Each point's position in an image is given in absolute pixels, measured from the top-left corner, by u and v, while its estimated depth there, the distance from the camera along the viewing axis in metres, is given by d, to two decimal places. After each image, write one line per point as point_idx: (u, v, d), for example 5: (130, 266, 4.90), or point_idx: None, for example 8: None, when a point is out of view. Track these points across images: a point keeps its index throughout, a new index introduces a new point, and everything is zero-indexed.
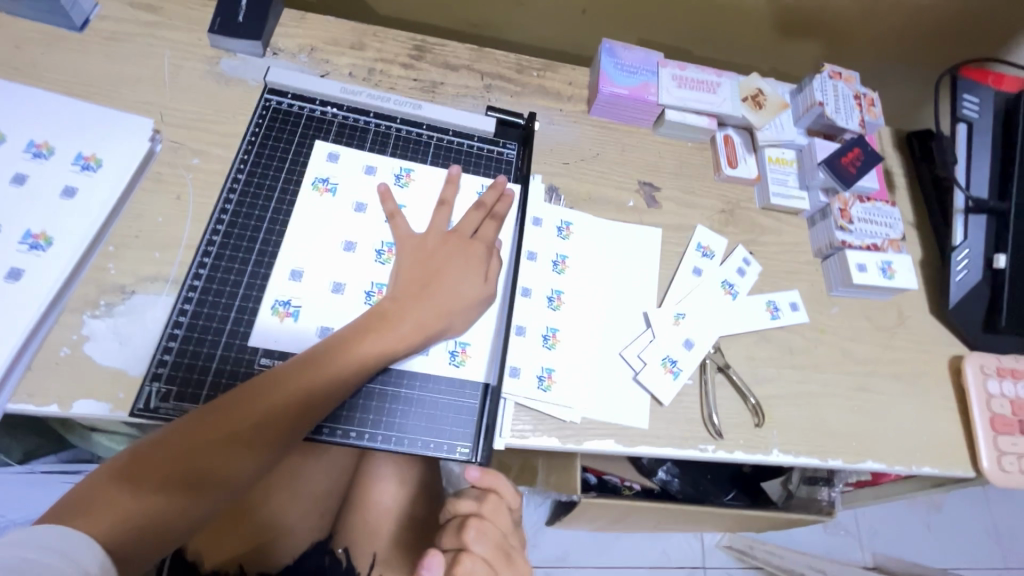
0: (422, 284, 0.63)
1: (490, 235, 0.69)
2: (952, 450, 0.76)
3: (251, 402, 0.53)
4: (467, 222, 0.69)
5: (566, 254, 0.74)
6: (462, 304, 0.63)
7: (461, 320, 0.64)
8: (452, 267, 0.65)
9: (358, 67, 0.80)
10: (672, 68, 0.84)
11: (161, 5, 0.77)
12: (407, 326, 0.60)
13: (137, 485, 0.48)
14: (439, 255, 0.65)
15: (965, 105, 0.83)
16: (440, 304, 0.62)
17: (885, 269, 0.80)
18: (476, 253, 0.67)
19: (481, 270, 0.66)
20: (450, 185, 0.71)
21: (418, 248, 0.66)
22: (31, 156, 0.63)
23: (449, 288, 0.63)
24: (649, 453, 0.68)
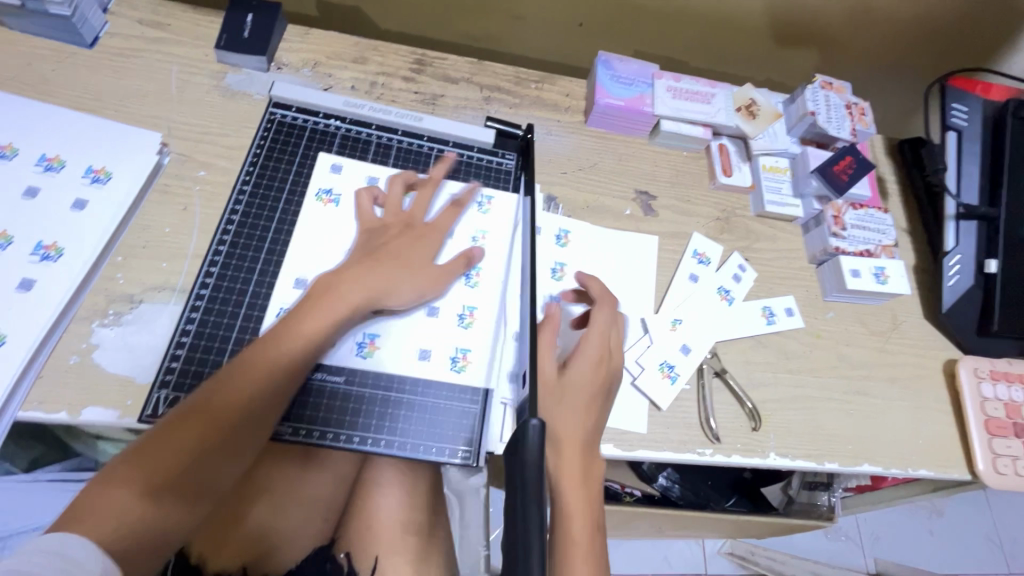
0: (370, 256, 0.65)
1: (447, 223, 0.70)
2: (948, 453, 0.77)
3: (224, 396, 0.55)
4: (421, 211, 0.70)
5: (564, 261, 0.76)
6: (410, 276, 0.65)
7: (407, 291, 0.64)
8: (400, 247, 0.66)
9: (360, 80, 0.82)
10: (667, 79, 0.86)
11: (168, 22, 0.79)
12: (349, 291, 0.61)
13: (131, 489, 0.48)
14: (388, 236, 0.67)
15: (954, 114, 0.85)
16: (387, 270, 0.64)
17: (879, 274, 0.81)
18: (428, 238, 0.68)
19: (433, 255, 0.68)
20: (417, 178, 0.73)
21: (373, 231, 0.68)
22: (42, 170, 0.64)
23: (395, 262, 0.65)
24: (648, 457, 0.69)
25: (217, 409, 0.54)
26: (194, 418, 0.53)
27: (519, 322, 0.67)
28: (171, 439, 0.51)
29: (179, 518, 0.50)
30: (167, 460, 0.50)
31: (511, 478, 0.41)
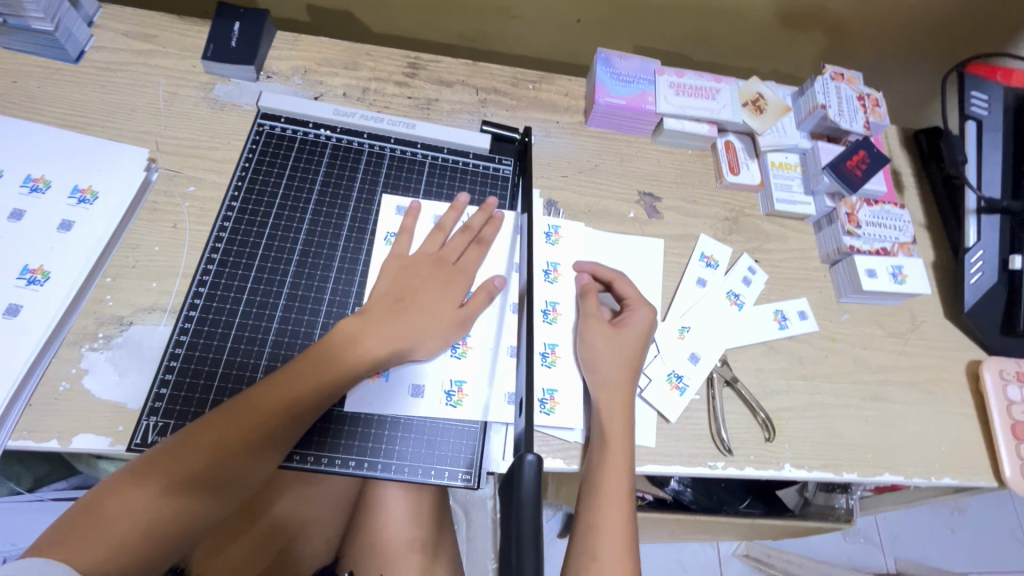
0: (397, 300, 0.62)
1: (474, 262, 0.68)
2: (973, 460, 0.74)
3: (240, 412, 0.54)
4: (451, 248, 0.68)
5: (560, 264, 0.73)
6: (436, 319, 0.62)
7: (434, 339, 0.62)
8: (432, 288, 0.64)
9: (352, 87, 0.80)
10: (670, 75, 0.83)
11: (155, 33, 0.78)
12: (373, 342, 0.59)
13: (136, 496, 0.49)
14: (417, 276, 0.64)
15: (974, 103, 0.81)
16: (417, 323, 0.61)
17: (896, 273, 0.78)
18: (456, 280, 0.66)
19: (459, 295, 0.65)
20: (452, 211, 0.70)
21: (400, 266, 0.65)
22: (28, 190, 0.63)
23: (423, 306, 0.62)
24: (657, 472, 0.66)
25: (252, 415, 0.54)
26: (207, 431, 0.52)
27: (596, 367, 0.65)
28: (206, 437, 0.52)
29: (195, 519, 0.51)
30: (198, 458, 0.51)
31: (505, 522, 0.36)
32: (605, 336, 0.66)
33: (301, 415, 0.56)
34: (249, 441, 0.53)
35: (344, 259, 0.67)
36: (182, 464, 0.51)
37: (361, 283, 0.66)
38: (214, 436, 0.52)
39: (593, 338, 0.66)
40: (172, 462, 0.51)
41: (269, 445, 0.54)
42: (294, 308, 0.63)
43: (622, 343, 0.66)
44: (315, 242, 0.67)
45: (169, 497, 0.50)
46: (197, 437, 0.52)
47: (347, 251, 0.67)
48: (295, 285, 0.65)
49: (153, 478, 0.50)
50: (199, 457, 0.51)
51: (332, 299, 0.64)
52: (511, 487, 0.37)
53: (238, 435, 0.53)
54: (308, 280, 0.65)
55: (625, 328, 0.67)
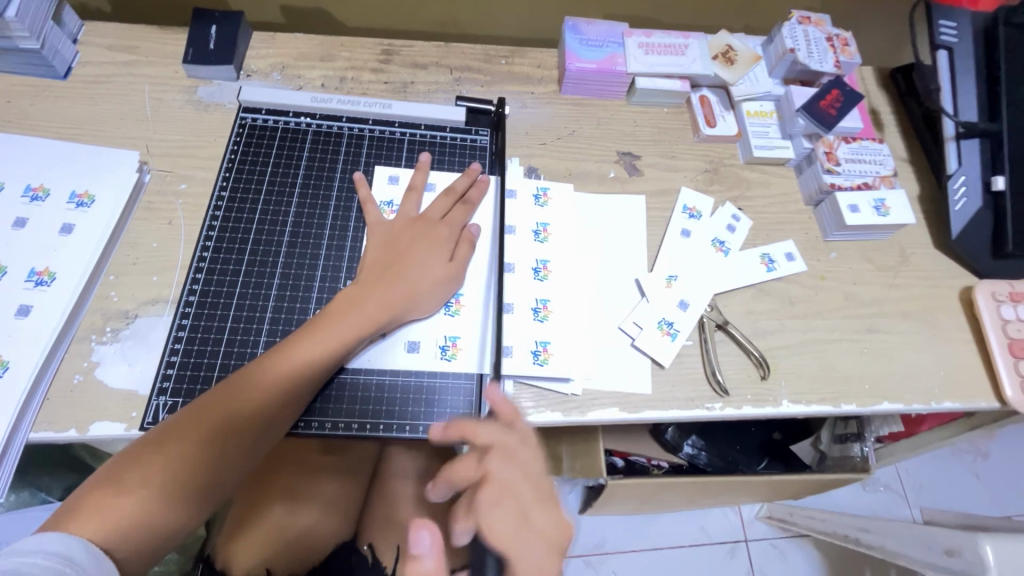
0: (389, 264, 0.65)
1: (461, 219, 0.70)
2: (973, 383, 0.74)
3: (239, 393, 0.56)
4: (437, 206, 0.70)
5: (548, 222, 0.75)
6: (427, 281, 0.64)
7: (429, 297, 0.64)
8: (421, 249, 0.66)
9: (330, 77, 0.82)
10: (637, 36, 0.84)
11: (137, 45, 0.81)
12: (370, 305, 0.61)
13: (140, 477, 0.51)
14: (405, 239, 0.67)
15: (943, 31, 0.81)
16: (408, 284, 0.63)
17: (879, 206, 0.78)
18: (444, 237, 0.68)
19: (447, 251, 0.67)
20: (422, 172, 0.72)
21: (390, 233, 0.67)
22: (28, 200, 0.66)
23: (414, 269, 0.64)
24: (656, 417, 0.67)
25: (262, 385, 0.56)
26: (205, 413, 0.54)
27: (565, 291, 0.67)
28: (221, 406, 0.55)
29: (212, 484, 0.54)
30: (216, 424, 0.54)
31: None
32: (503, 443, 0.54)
33: (312, 383, 0.59)
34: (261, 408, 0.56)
35: (333, 237, 0.69)
36: (198, 431, 0.53)
37: (350, 257, 0.68)
38: (228, 404, 0.55)
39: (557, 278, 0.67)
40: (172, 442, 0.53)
41: (280, 411, 0.57)
42: (288, 286, 0.66)
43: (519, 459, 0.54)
44: (303, 223, 0.69)
45: (188, 463, 0.53)
46: (210, 406, 0.55)
47: (334, 229, 0.70)
48: (287, 265, 0.67)
49: (173, 446, 0.52)
50: (217, 424, 0.54)
51: (323, 275, 0.67)
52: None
53: (252, 403, 0.56)
54: (299, 260, 0.67)
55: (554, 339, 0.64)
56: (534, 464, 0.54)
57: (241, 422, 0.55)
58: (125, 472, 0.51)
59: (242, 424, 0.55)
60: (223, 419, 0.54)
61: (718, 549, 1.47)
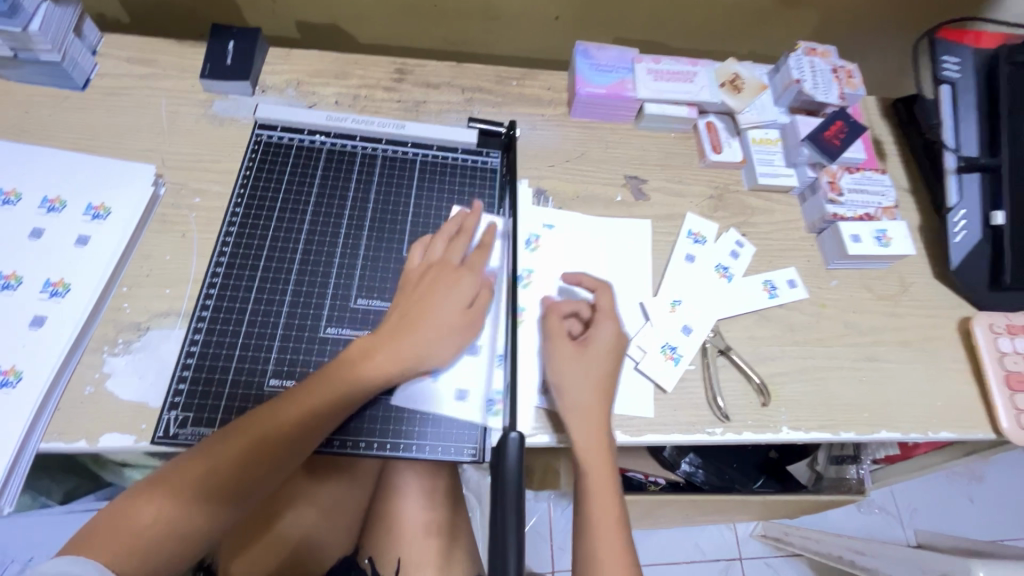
0: (408, 314, 0.63)
1: (479, 263, 0.68)
2: (970, 413, 0.75)
3: (254, 428, 0.57)
4: (453, 250, 0.69)
5: (551, 255, 0.75)
6: (447, 327, 0.63)
7: (449, 345, 0.63)
8: (438, 296, 0.64)
9: (343, 95, 0.84)
10: (647, 62, 0.86)
11: (155, 58, 0.82)
12: (384, 358, 0.61)
13: (154, 504, 0.52)
14: (424, 284, 0.66)
15: (946, 66, 0.83)
16: (426, 334, 0.63)
17: (881, 237, 0.80)
18: (465, 280, 0.66)
19: (468, 297, 0.65)
20: (451, 218, 0.71)
21: (406, 280, 0.66)
22: (45, 211, 0.67)
23: (434, 316, 0.63)
24: (657, 441, 0.68)
25: (273, 426, 0.57)
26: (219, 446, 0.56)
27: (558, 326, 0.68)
28: (235, 442, 0.56)
29: (216, 519, 0.55)
30: (222, 463, 0.55)
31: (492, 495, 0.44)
32: (573, 352, 0.66)
33: (320, 429, 0.59)
34: (268, 450, 0.56)
35: (344, 256, 0.70)
36: (210, 462, 0.55)
37: (361, 277, 0.69)
38: (243, 441, 0.56)
39: (559, 360, 0.66)
40: (185, 474, 0.54)
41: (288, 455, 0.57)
42: (299, 303, 0.67)
43: (589, 363, 0.65)
44: (316, 242, 0.70)
45: (196, 495, 0.54)
46: (222, 439, 0.56)
47: (349, 252, 0.70)
48: (299, 283, 0.68)
49: (184, 479, 0.54)
50: (220, 463, 0.55)
51: (334, 294, 0.68)
52: (497, 459, 0.45)
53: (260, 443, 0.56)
54: (312, 278, 0.68)
55: (590, 347, 0.66)
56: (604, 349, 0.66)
57: (253, 458, 0.56)
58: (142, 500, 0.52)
59: (254, 458, 0.56)
60: (231, 452, 0.55)
61: (712, 566, 1.47)
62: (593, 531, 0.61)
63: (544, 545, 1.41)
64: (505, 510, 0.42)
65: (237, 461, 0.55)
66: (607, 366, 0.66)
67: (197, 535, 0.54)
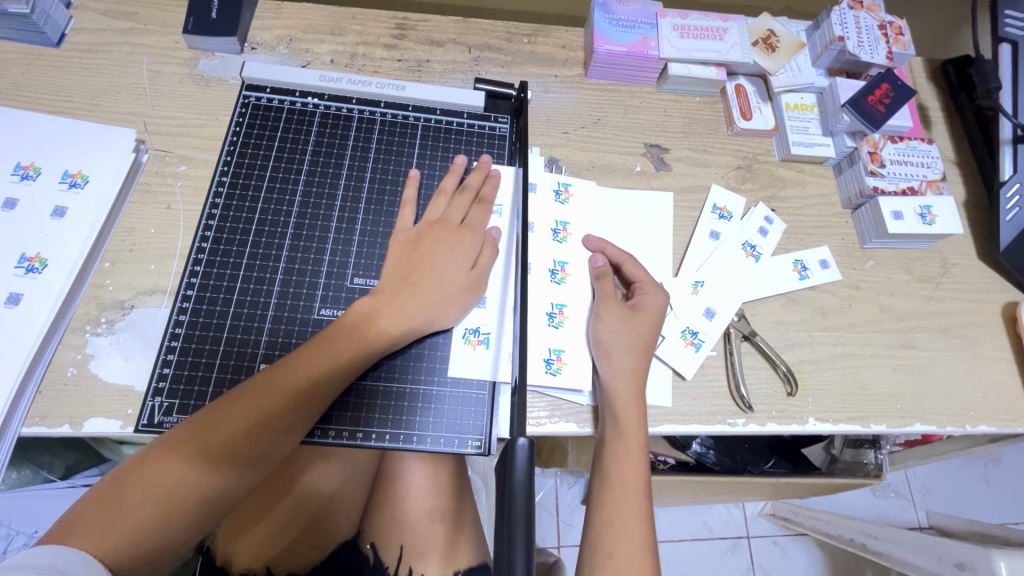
0: (408, 275, 0.60)
1: (480, 221, 0.65)
2: (1011, 405, 0.70)
3: (246, 402, 0.52)
4: (454, 209, 0.65)
5: (567, 221, 0.70)
6: (448, 292, 0.60)
7: (451, 310, 0.60)
8: (442, 256, 0.61)
9: (340, 53, 0.77)
10: (673, 16, 0.77)
11: (134, 11, 0.75)
12: (384, 324, 0.57)
13: (141, 486, 0.48)
14: (424, 246, 0.62)
15: (1009, 23, 0.75)
16: (429, 295, 0.59)
17: (925, 214, 0.73)
18: (466, 241, 0.63)
19: (470, 258, 0.62)
20: (451, 176, 0.67)
21: (407, 241, 0.63)
22: (19, 179, 0.62)
23: (435, 278, 0.60)
24: (675, 432, 0.64)
25: (269, 394, 0.53)
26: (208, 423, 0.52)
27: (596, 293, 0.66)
28: (225, 418, 0.52)
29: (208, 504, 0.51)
30: (216, 436, 0.51)
31: (497, 502, 0.39)
32: (621, 317, 0.62)
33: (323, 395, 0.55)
34: (266, 418, 0.52)
35: (340, 227, 0.65)
36: (199, 440, 0.51)
37: (359, 251, 0.64)
38: (233, 417, 0.52)
39: (609, 320, 0.63)
40: (174, 452, 0.50)
41: (290, 423, 0.53)
42: (291, 282, 0.62)
43: (636, 330, 0.62)
44: (310, 211, 0.65)
45: (186, 475, 0.50)
46: (212, 415, 0.52)
47: (342, 220, 0.65)
48: (291, 258, 0.63)
49: (176, 456, 0.50)
50: (215, 437, 0.51)
51: (329, 268, 0.63)
52: (505, 472, 0.40)
53: (256, 413, 0.52)
54: (305, 252, 0.63)
55: (638, 313, 0.63)
56: (647, 318, 0.63)
57: (244, 435, 0.52)
58: (129, 481, 0.49)
59: (247, 434, 0.52)
60: (222, 428, 0.51)
61: (719, 544, 1.46)
62: (627, 513, 0.56)
63: (550, 521, 1.40)
64: (512, 531, 0.36)
65: (227, 437, 0.51)
66: (649, 334, 0.62)
67: (187, 520, 0.49)
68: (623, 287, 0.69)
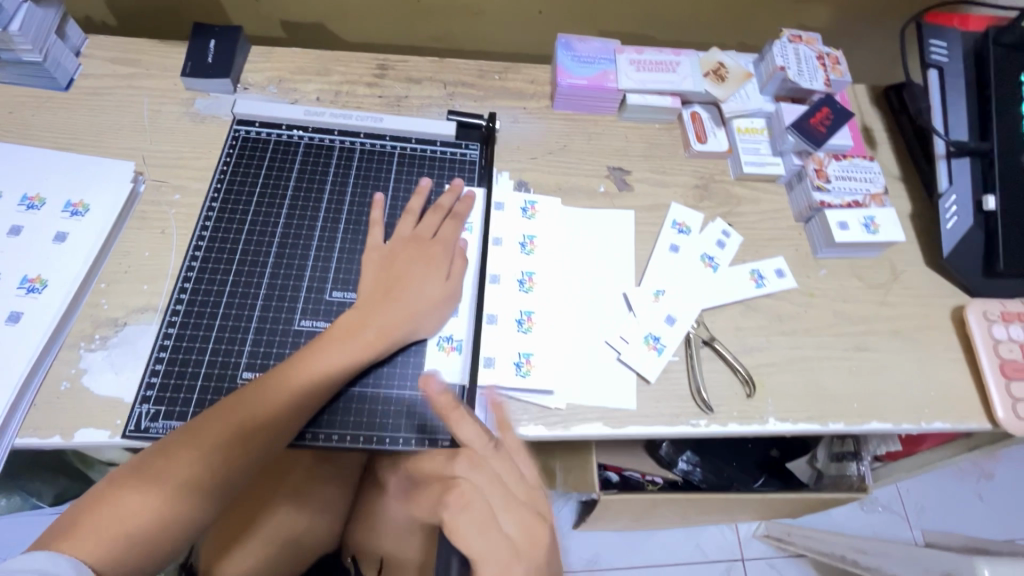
0: (385, 288, 0.65)
1: (452, 236, 0.70)
2: (964, 403, 0.73)
3: (235, 416, 0.55)
4: (427, 226, 0.70)
5: (534, 235, 0.75)
6: (426, 302, 0.65)
7: (428, 319, 0.65)
8: (401, 292, 0.64)
9: (325, 91, 0.84)
10: (629, 53, 0.85)
11: (137, 58, 0.83)
12: (368, 336, 0.61)
13: (133, 496, 0.51)
14: (402, 261, 0.67)
15: (934, 51, 0.82)
16: (391, 322, 0.63)
17: (869, 224, 0.78)
18: (438, 255, 0.68)
19: (443, 270, 0.67)
20: (418, 196, 0.73)
21: (381, 256, 0.67)
22: (25, 208, 0.68)
23: (412, 290, 0.64)
24: (640, 433, 0.67)
25: (240, 417, 0.55)
26: (197, 436, 0.54)
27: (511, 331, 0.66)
28: (216, 430, 0.55)
29: (195, 517, 0.53)
30: (205, 447, 0.54)
31: None
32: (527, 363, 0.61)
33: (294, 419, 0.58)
34: (236, 442, 0.55)
35: (322, 245, 0.70)
36: (189, 453, 0.53)
37: (338, 266, 0.69)
38: (223, 428, 0.55)
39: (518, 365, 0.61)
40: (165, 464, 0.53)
41: (276, 435, 0.57)
42: (274, 296, 0.66)
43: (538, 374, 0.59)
44: (293, 231, 0.70)
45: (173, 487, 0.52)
46: (202, 427, 0.55)
47: (323, 240, 0.70)
48: (274, 273, 0.68)
49: (164, 469, 0.53)
50: (202, 450, 0.54)
51: (310, 284, 0.68)
52: None
53: (243, 426, 0.55)
54: (287, 268, 0.68)
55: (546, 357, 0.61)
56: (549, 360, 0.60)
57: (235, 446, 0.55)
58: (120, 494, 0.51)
59: (236, 447, 0.55)
60: (213, 440, 0.54)
61: (714, 567, 1.44)
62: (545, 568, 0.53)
63: None
64: None
65: (213, 449, 0.54)
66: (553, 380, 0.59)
67: (175, 532, 0.52)
68: (588, 296, 0.73)
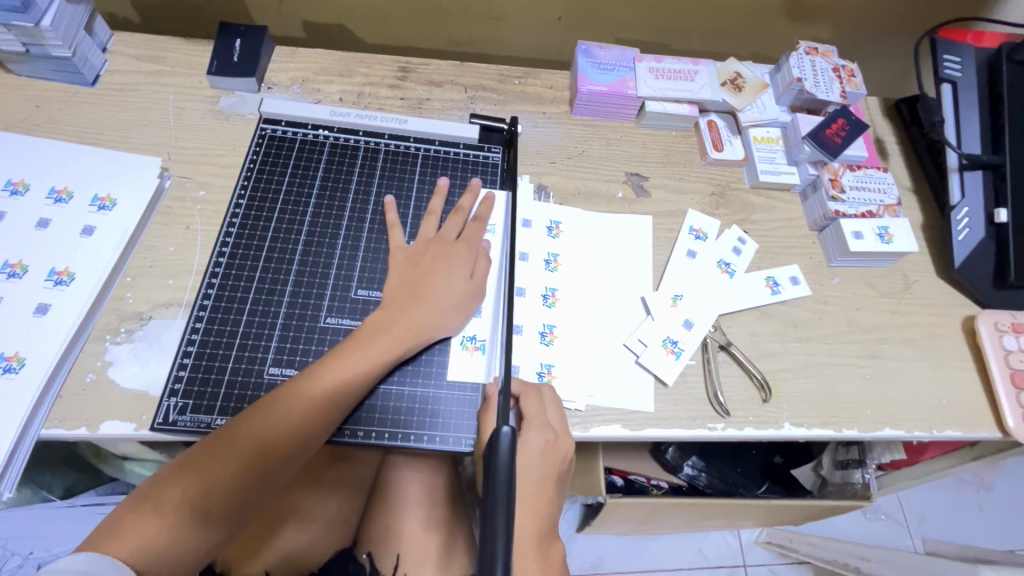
0: (413, 288, 0.66)
1: (475, 236, 0.71)
2: (974, 411, 0.74)
3: (268, 419, 0.56)
4: (450, 226, 0.71)
5: (559, 220, 0.78)
6: (452, 300, 0.66)
7: (455, 317, 0.66)
8: (405, 309, 0.64)
9: (348, 92, 0.85)
10: (648, 61, 0.87)
11: (163, 55, 0.83)
12: (396, 336, 0.62)
13: (171, 498, 0.52)
14: (426, 261, 0.68)
15: (947, 65, 0.84)
16: (395, 339, 0.62)
17: (882, 234, 0.79)
18: (462, 254, 0.69)
19: (467, 268, 0.68)
20: (438, 196, 0.74)
21: (407, 256, 0.69)
22: (52, 202, 0.68)
23: (439, 289, 0.65)
24: (658, 436, 0.68)
25: (245, 440, 0.55)
26: (232, 439, 0.55)
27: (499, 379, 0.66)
28: (249, 433, 0.55)
29: (229, 519, 0.54)
30: (240, 450, 0.55)
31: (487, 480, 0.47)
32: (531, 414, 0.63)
33: (303, 439, 0.57)
34: (259, 457, 0.55)
35: (347, 243, 0.71)
36: (223, 456, 0.54)
37: (364, 264, 0.70)
38: (257, 432, 0.56)
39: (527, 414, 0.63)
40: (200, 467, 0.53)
41: (307, 438, 0.57)
42: (300, 293, 0.67)
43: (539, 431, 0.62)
44: (319, 229, 0.71)
45: (209, 490, 0.53)
46: (236, 431, 0.55)
47: (348, 237, 0.71)
48: (300, 270, 0.69)
49: (199, 472, 0.53)
50: (237, 453, 0.54)
51: (335, 281, 0.68)
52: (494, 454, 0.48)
53: (276, 429, 0.56)
54: (313, 266, 0.69)
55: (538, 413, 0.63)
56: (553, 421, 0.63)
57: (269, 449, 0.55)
58: (157, 496, 0.52)
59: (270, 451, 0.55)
60: (247, 443, 0.55)
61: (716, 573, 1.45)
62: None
63: None
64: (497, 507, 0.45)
65: (246, 453, 0.55)
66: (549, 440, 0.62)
67: (209, 535, 0.53)
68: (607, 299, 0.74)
